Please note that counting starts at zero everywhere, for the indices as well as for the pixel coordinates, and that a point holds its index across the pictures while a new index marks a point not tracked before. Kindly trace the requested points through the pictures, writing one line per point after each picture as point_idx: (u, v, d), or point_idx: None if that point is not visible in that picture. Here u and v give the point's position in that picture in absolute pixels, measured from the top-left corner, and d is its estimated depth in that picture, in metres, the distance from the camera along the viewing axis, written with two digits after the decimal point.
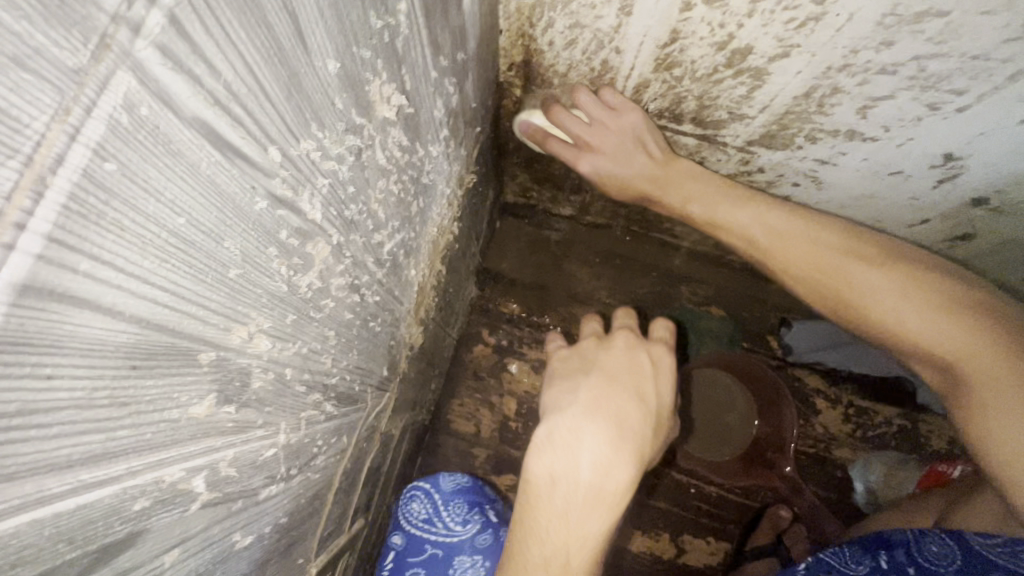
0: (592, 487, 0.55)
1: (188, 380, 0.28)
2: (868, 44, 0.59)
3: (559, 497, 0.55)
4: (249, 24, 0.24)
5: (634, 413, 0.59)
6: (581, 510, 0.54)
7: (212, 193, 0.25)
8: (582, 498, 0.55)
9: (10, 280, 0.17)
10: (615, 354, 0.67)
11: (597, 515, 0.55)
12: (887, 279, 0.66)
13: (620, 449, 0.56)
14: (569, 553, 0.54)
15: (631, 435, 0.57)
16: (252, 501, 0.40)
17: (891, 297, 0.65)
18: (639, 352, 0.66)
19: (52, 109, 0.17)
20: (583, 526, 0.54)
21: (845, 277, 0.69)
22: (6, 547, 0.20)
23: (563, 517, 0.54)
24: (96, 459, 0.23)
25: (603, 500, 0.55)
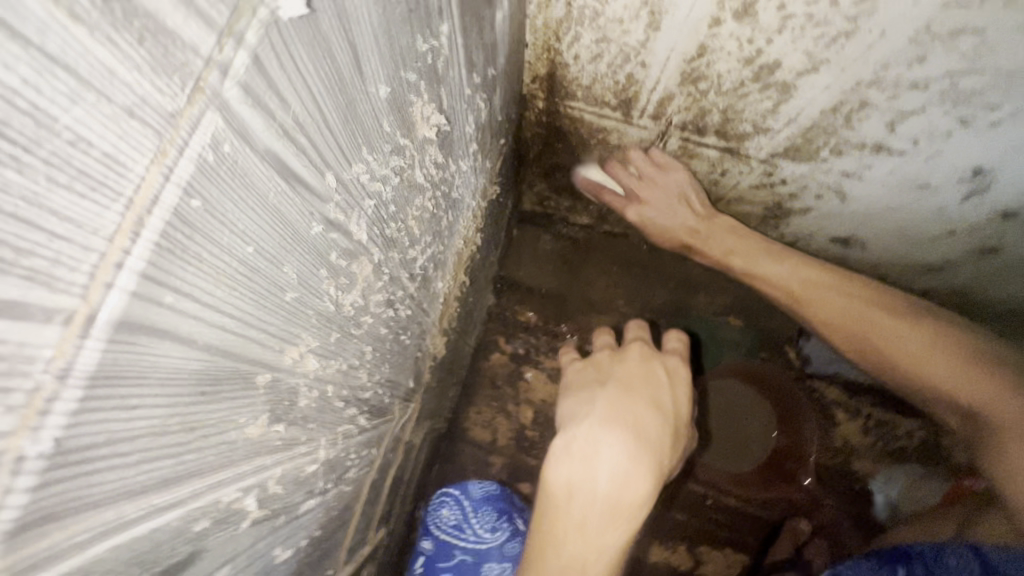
0: (610, 498, 0.53)
1: (246, 402, 0.28)
2: (899, 60, 0.59)
3: (577, 507, 0.53)
4: (318, 57, 0.25)
5: (651, 422, 0.57)
6: (600, 521, 0.53)
7: (276, 221, 0.26)
8: (600, 508, 0.53)
9: (107, 318, 0.17)
10: (633, 364, 0.66)
11: (617, 527, 0.53)
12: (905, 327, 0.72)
13: (637, 459, 0.54)
14: (587, 563, 0.52)
15: (650, 444, 0.55)
16: (293, 516, 0.41)
17: (919, 348, 0.71)
18: (654, 364, 0.65)
19: (152, 152, 0.17)
20: (602, 538, 0.53)
21: (855, 313, 0.76)
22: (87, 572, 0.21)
23: (581, 527, 0.53)
24: (166, 484, 0.24)
25: (621, 510, 0.53)
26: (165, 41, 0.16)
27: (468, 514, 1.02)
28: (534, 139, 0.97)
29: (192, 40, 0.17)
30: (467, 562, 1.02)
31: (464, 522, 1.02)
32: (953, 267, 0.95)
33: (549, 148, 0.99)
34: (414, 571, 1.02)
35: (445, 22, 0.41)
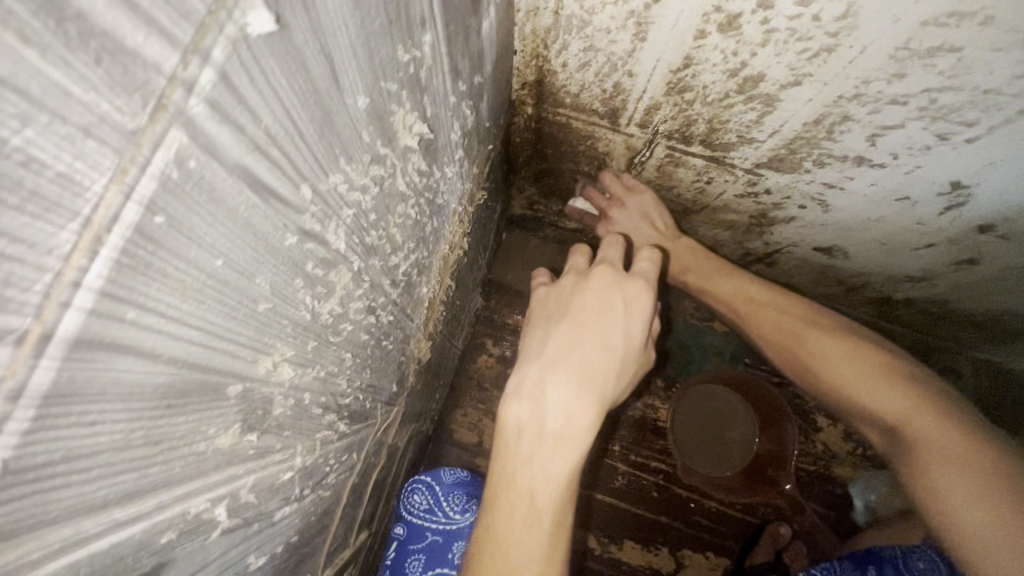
0: (557, 434, 0.53)
1: (216, 413, 0.28)
2: (879, 75, 0.60)
3: (526, 443, 0.53)
4: (291, 71, 0.25)
5: (599, 360, 0.56)
6: (546, 454, 0.53)
7: (248, 233, 0.26)
8: (547, 443, 0.53)
9: (62, 337, 0.17)
10: (591, 299, 0.62)
11: (563, 458, 0.53)
12: (851, 349, 0.74)
13: (581, 394, 0.54)
14: (537, 494, 0.53)
15: (595, 380, 0.55)
16: (268, 523, 0.41)
17: (848, 365, 0.73)
18: (614, 297, 0.62)
19: (111, 171, 0.17)
20: (549, 466, 0.53)
21: (795, 330, 0.80)
22: None
23: (529, 461, 0.53)
24: (128, 497, 0.24)
25: (568, 442, 0.53)
26: (126, 60, 0.16)
27: (441, 497, 1.01)
28: (523, 144, 0.98)
29: (155, 60, 0.17)
30: (438, 543, 0.98)
31: (436, 505, 1.00)
32: (933, 278, 0.96)
33: (537, 153, 0.99)
34: (386, 562, 0.96)
35: (428, 32, 0.41)
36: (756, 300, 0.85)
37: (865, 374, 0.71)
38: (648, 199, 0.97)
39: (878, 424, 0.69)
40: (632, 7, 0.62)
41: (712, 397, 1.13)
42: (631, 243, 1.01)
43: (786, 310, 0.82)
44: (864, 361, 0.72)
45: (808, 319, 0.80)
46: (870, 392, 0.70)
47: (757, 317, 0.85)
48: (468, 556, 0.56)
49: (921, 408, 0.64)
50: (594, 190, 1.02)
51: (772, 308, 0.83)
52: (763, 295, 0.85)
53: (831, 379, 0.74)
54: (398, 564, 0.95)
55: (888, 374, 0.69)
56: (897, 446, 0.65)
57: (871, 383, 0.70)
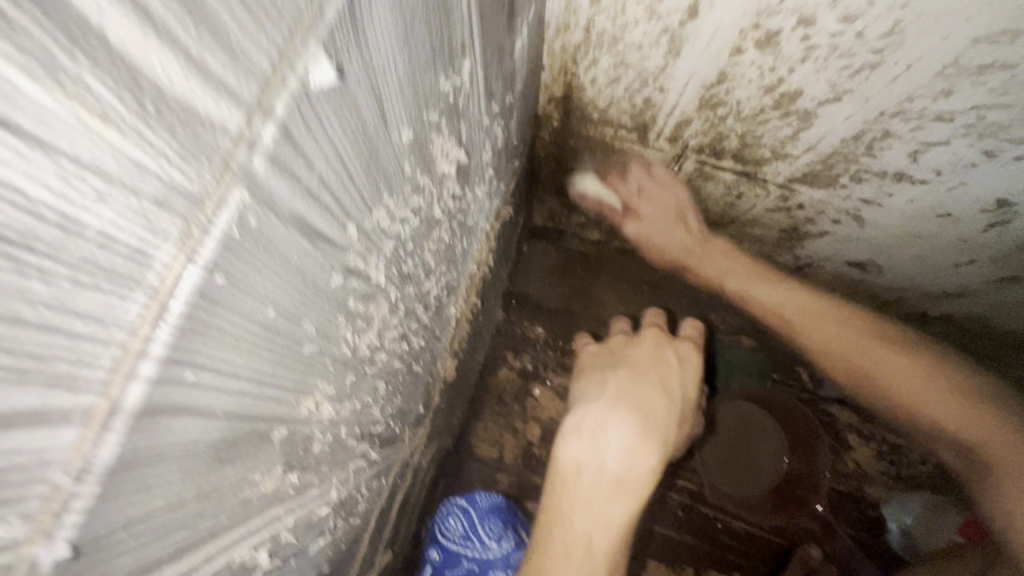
0: (617, 477, 0.51)
1: (261, 459, 0.28)
2: (926, 92, 0.58)
3: (584, 485, 0.51)
4: (344, 116, 0.24)
5: (660, 404, 0.57)
6: (606, 496, 0.51)
7: (298, 281, 0.25)
8: (607, 485, 0.51)
9: (128, 409, 0.16)
10: (645, 348, 0.64)
11: (623, 502, 0.51)
12: (914, 361, 0.66)
13: (643, 437, 0.53)
14: (593, 538, 0.50)
15: (656, 425, 0.54)
16: (303, 558, 0.40)
17: (936, 396, 0.63)
18: (666, 347, 0.64)
19: (178, 238, 0.16)
20: (609, 511, 0.51)
21: (857, 346, 0.69)
22: None
23: (589, 502, 0.51)
24: (179, 555, 0.23)
25: (629, 486, 0.51)
26: (196, 127, 0.16)
27: (476, 522, 0.99)
28: (547, 158, 0.97)
29: (223, 121, 0.16)
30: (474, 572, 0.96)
31: (471, 530, 0.98)
32: (973, 294, 0.93)
33: (561, 167, 0.98)
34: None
35: (467, 58, 0.41)
36: (810, 311, 0.73)
37: (934, 388, 0.64)
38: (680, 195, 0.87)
39: (938, 438, 0.64)
40: (666, 24, 0.60)
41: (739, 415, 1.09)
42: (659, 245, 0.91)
43: (847, 320, 0.71)
44: (939, 377, 0.64)
45: (870, 331, 0.69)
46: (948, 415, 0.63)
47: (805, 328, 0.73)
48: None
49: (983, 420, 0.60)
50: (620, 180, 0.90)
51: (825, 320, 0.72)
52: (813, 307, 0.73)
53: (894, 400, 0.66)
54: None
55: (952, 386, 0.63)
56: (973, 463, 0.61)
57: (940, 397, 0.63)
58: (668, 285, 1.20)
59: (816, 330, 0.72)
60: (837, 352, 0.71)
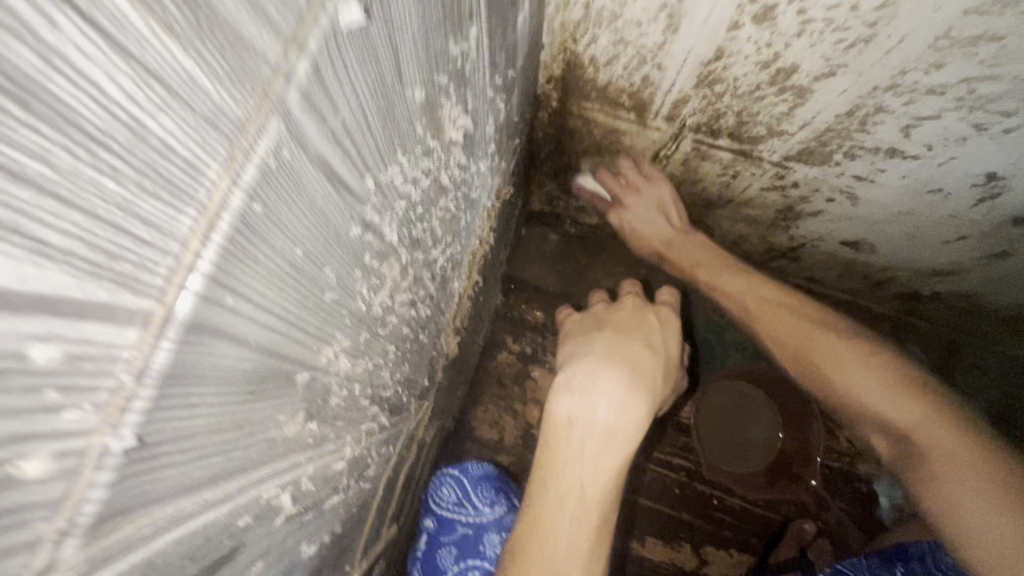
0: (608, 428, 0.53)
1: (286, 400, 0.29)
2: (918, 65, 0.59)
3: (577, 437, 0.53)
4: (366, 65, 0.25)
5: (646, 360, 0.59)
6: (598, 449, 0.52)
7: (322, 224, 0.26)
8: (598, 437, 0.53)
9: (180, 319, 0.17)
10: (626, 314, 0.67)
11: (614, 453, 0.53)
12: (859, 354, 0.65)
13: (632, 391, 0.55)
14: (585, 488, 0.52)
15: (643, 380, 0.57)
16: (319, 511, 0.41)
17: (889, 394, 0.62)
18: (647, 312, 0.67)
19: (223, 158, 0.17)
20: (601, 461, 0.52)
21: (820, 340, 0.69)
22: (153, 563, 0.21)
23: (581, 454, 0.52)
24: (216, 480, 0.24)
25: (619, 438, 0.53)
26: (241, 52, 0.17)
27: (469, 490, 0.98)
28: (546, 140, 0.98)
29: (263, 50, 0.18)
30: (469, 536, 0.96)
31: (465, 497, 0.97)
32: (963, 271, 0.95)
33: (559, 148, 0.99)
34: (417, 554, 0.97)
35: (474, 26, 0.42)
36: (766, 300, 0.75)
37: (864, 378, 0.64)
38: (665, 190, 0.96)
39: (884, 433, 0.63)
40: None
41: (728, 394, 1.11)
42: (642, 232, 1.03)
43: (801, 311, 0.73)
44: (879, 367, 0.64)
45: (818, 322, 0.71)
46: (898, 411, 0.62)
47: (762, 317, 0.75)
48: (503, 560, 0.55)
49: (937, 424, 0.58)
50: (609, 176, 1.00)
51: (784, 309, 0.73)
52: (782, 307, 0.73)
53: (846, 397, 0.65)
54: (429, 553, 0.96)
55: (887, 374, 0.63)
56: (912, 458, 0.60)
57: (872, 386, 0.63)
58: (665, 267, 1.22)
59: (776, 323, 0.73)
60: (790, 342, 0.72)
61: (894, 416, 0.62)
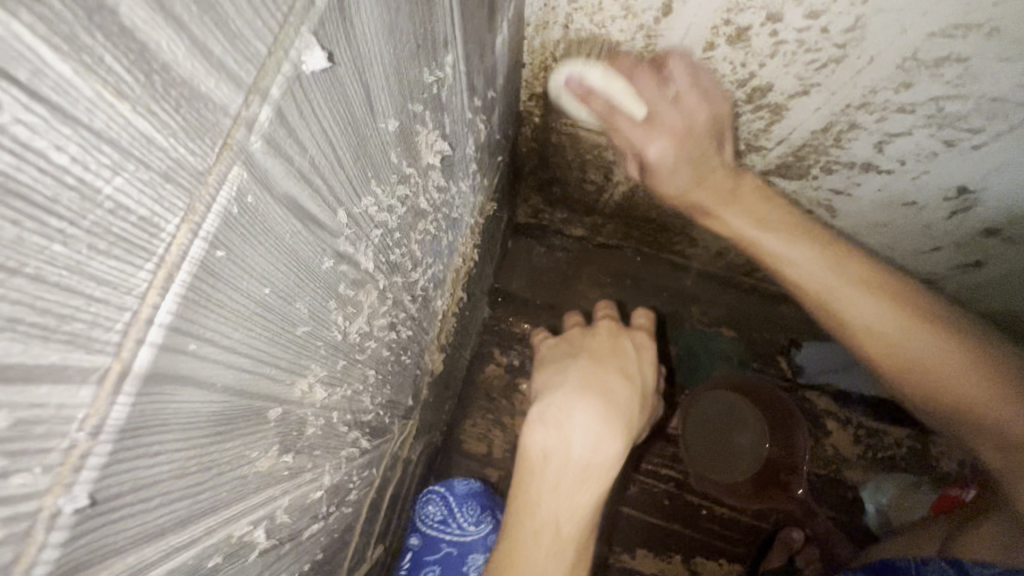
0: (583, 463, 0.52)
1: (258, 436, 0.29)
2: (887, 85, 0.61)
3: (551, 473, 0.52)
4: (334, 103, 0.25)
5: (620, 390, 0.58)
6: (573, 483, 0.52)
7: (292, 262, 0.26)
8: (573, 472, 0.52)
9: (137, 372, 0.17)
10: (603, 339, 0.67)
11: (589, 487, 0.52)
12: (937, 335, 0.56)
13: (606, 423, 0.54)
14: (560, 523, 0.51)
15: (618, 410, 0.56)
16: (298, 540, 0.41)
17: (962, 370, 0.55)
18: (623, 339, 0.67)
19: (182, 211, 0.17)
20: (575, 496, 0.52)
21: (862, 323, 0.59)
22: None
23: (555, 490, 0.52)
24: (183, 524, 0.24)
25: (593, 473, 0.52)
26: (198, 106, 0.17)
27: (454, 508, 0.99)
28: (529, 154, 0.99)
29: (223, 103, 0.18)
30: (452, 555, 0.98)
31: (450, 516, 0.98)
32: (940, 280, 0.97)
33: (543, 163, 1.00)
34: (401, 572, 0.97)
35: (450, 53, 0.42)
36: (851, 277, 0.59)
37: (942, 357, 0.55)
38: (722, 110, 0.66)
39: (985, 432, 0.56)
40: (642, 21, 0.62)
41: (718, 403, 1.11)
42: (672, 183, 0.67)
43: (882, 291, 0.58)
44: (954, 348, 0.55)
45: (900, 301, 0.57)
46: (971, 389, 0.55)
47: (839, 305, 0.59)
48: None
49: (974, 383, 0.55)
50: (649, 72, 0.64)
51: (861, 295, 0.58)
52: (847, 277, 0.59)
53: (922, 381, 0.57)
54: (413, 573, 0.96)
55: (956, 354, 0.55)
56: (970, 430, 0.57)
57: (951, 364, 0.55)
58: (650, 278, 1.23)
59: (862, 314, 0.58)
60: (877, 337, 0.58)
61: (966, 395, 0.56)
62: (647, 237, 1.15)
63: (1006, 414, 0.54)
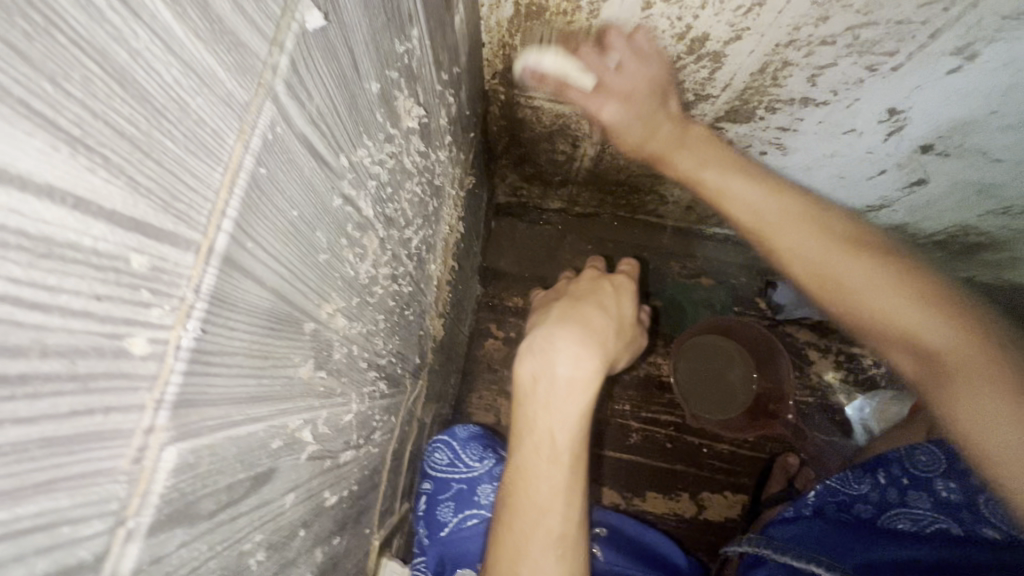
0: (569, 378, 0.59)
1: (298, 344, 0.35)
2: (807, 21, 0.67)
3: (542, 392, 0.60)
4: (329, 62, 0.32)
5: (596, 318, 0.64)
6: (563, 399, 0.59)
7: (311, 193, 0.33)
8: (560, 387, 0.59)
9: (219, 252, 0.24)
10: (584, 282, 0.72)
11: (575, 401, 0.59)
12: (872, 263, 0.58)
13: (585, 342, 0.60)
14: (555, 434, 0.60)
15: (595, 334, 0.61)
16: (336, 462, 0.47)
17: (931, 325, 0.55)
18: (603, 281, 0.71)
19: (236, 132, 0.24)
20: (566, 407, 0.59)
21: (834, 249, 0.59)
22: (221, 449, 0.27)
23: (548, 405, 0.60)
24: (254, 399, 0.30)
25: (580, 387, 0.59)
26: (241, 52, 0.23)
27: (460, 451, 0.91)
28: (501, 132, 1.05)
29: (255, 50, 0.24)
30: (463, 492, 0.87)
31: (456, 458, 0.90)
32: (892, 203, 1.05)
33: (515, 139, 1.07)
34: (420, 512, 0.90)
35: (415, 28, 0.48)
36: (793, 211, 0.62)
37: (875, 284, 0.57)
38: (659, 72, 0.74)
39: (912, 354, 0.57)
40: None
41: (704, 349, 1.19)
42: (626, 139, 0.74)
43: (816, 218, 0.61)
44: (900, 279, 0.57)
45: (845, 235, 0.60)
46: (938, 336, 0.55)
47: (771, 229, 0.62)
48: (498, 520, 0.62)
49: (967, 348, 0.54)
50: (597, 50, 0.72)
51: (799, 225, 0.61)
52: (836, 246, 0.59)
53: (895, 333, 0.57)
54: (429, 516, 0.88)
55: (910, 285, 0.56)
56: (942, 380, 0.55)
57: (885, 299, 0.57)
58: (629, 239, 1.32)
59: (854, 279, 0.58)
60: (806, 259, 0.61)
61: (926, 342, 0.56)
62: (622, 201, 1.22)
63: (984, 366, 0.53)
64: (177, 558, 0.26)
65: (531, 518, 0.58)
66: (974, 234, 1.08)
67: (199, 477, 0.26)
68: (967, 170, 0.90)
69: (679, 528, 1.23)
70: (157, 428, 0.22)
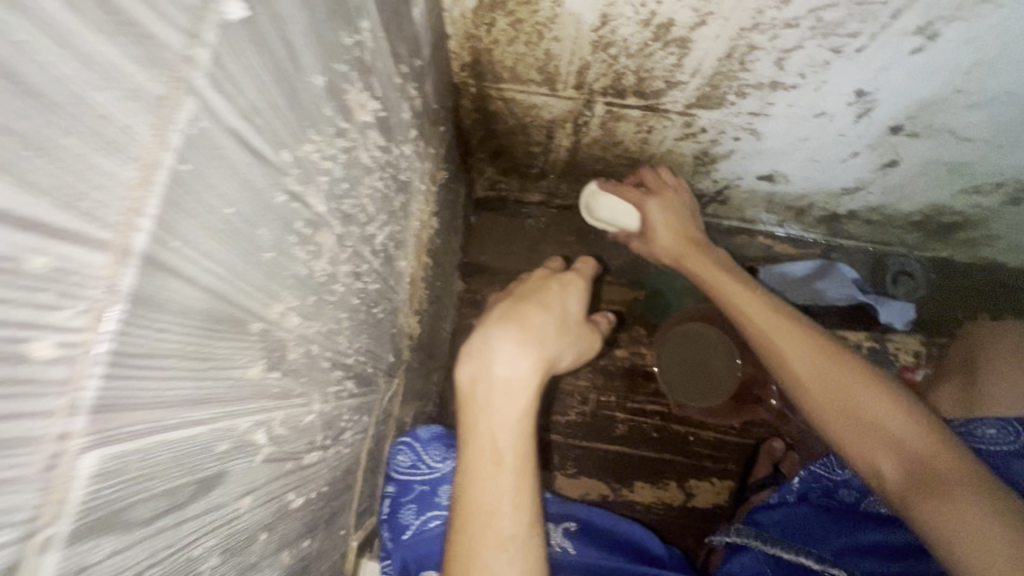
0: (505, 379, 0.59)
1: (244, 345, 0.34)
2: (769, 3, 0.67)
3: (481, 393, 0.60)
4: (260, 53, 0.31)
5: (537, 316, 0.63)
6: (501, 399, 0.59)
7: (249, 189, 0.32)
8: (497, 388, 0.59)
9: (139, 252, 0.23)
10: (531, 279, 0.71)
11: (516, 400, 0.60)
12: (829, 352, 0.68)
13: (521, 343, 0.60)
14: (496, 436, 0.60)
15: (533, 334, 0.61)
16: (299, 464, 0.47)
17: (884, 403, 0.62)
18: (549, 278, 0.70)
19: (150, 127, 0.23)
20: (504, 409, 0.60)
21: (796, 336, 0.70)
22: (154, 455, 0.27)
23: (487, 407, 0.60)
24: (193, 402, 0.29)
25: (516, 388, 0.60)
26: (149, 42, 0.22)
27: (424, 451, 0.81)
28: (474, 126, 1.04)
29: (167, 40, 0.23)
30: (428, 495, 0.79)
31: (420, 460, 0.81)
32: (866, 185, 1.05)
33: (488, 133, 1.06)
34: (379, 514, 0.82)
35: (365, 18, 0.47)
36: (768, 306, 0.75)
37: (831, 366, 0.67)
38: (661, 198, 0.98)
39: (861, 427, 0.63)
40: None
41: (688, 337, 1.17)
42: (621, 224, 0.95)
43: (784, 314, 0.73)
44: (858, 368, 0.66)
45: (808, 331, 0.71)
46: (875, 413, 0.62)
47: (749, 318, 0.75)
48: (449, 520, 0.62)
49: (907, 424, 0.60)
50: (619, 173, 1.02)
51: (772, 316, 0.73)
52: (796, 334, 0.70)
53: (848, 408, 0.64)
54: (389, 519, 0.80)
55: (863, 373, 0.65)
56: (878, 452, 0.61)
57: (854, 383, 0.65)
58: None
59: (803, 362, 0.68)
60: (772, 344, 0.71)
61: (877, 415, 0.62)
62: None
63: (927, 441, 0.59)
64: (109, 566, 0.25)
65: (479, 521, 0.57)
66: (947, 213, 1.08)
67: (128, 483, 0.25)
68: (937, 149, 0.90)
69: (667, 516, 1.24)
70: (71, 434, 0.21)
